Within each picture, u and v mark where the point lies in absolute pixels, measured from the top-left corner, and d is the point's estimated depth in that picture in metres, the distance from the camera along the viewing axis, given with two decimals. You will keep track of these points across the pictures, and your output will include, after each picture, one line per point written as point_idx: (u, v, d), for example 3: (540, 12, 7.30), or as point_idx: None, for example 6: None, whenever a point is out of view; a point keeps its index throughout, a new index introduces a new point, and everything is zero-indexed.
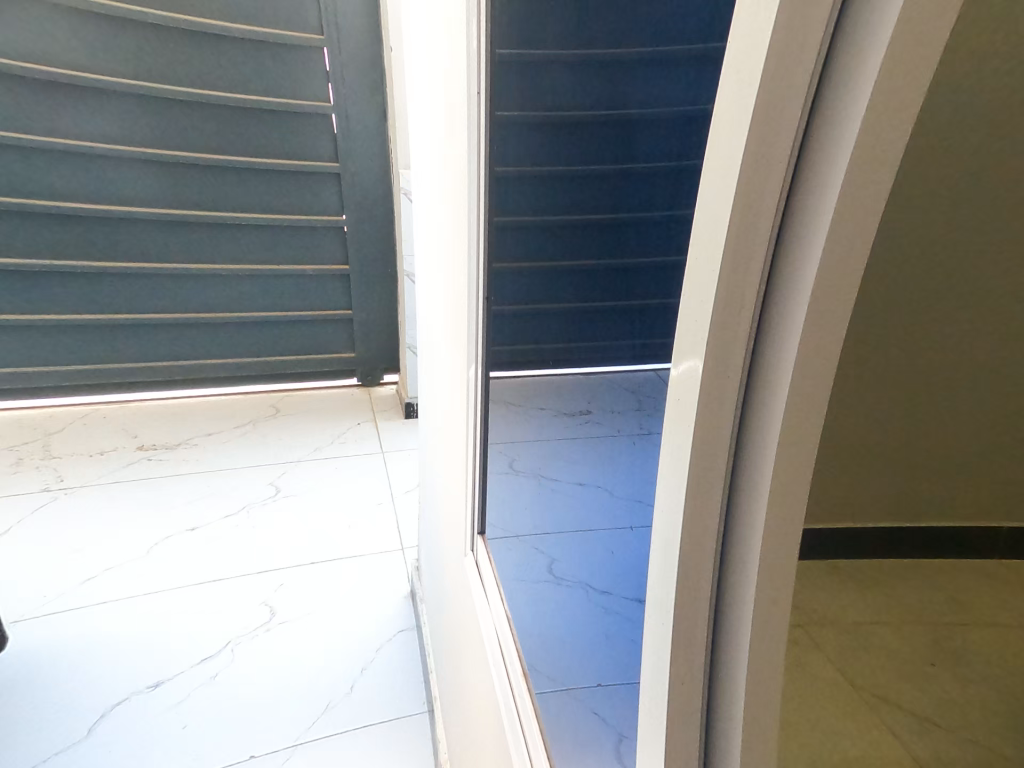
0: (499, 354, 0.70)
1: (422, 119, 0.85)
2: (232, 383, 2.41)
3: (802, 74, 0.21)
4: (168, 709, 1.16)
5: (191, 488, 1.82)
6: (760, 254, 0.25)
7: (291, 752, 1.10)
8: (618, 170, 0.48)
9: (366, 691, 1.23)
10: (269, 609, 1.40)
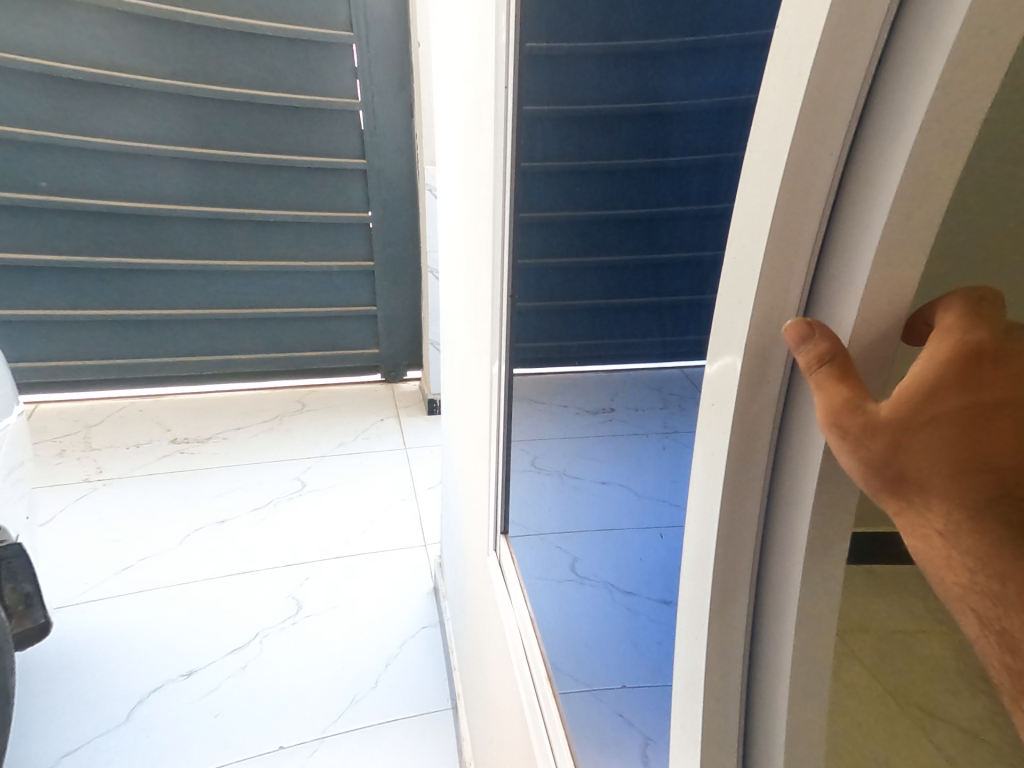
0: (524, 349, 0.64)
1: (447, 118, 0.85)
2: (261, 377, 2.48)
3: (856, 66, 0.21)
4: (201, 697, 1.20)
5: (221, 482, 1.88)
6: (804, 250, 0.24)
7: (317, 745, 1.13)
8: (651, 165, 0.48)
9: (390, 685, 1.25)
10: (295, 602, 1.44)
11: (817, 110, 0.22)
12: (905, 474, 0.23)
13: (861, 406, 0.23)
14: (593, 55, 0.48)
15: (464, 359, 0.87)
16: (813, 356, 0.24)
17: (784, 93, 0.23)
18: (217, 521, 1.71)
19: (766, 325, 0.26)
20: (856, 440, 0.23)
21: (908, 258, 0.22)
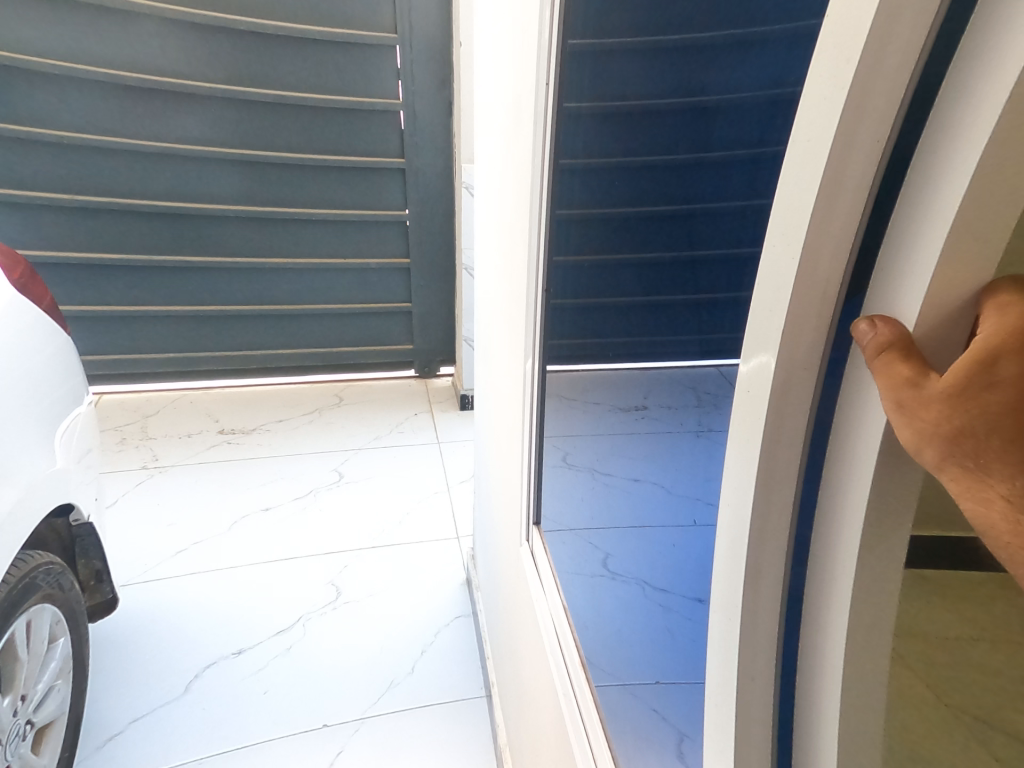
0: (557, 349, 0.71)
1: (488, 113, 0.85)
2: (300, 372, 2.55)
3: (909, 45, 0.21)
4: (249, 675, 1.25)
5: (264, 471, 1.95)
6: (847, 239, 0.24)
7: (358, 725, 1.16)
8: (691, 158, 0.46)
9: (428, 668, 1.28)
10: (335, 588, 1.48)
11: (869, 92, 0.21)
12: (963, 440, 0.22)
13: (915, 379, 0.23)
14: (634, 52, 0.51)
15: (499, 352, 0.88)
16: (876, 343, 0.24)
17: (836, 76, 0.22)
18: (262, 508, 1.77)
19: (804, 318, 0.26)
20: (908, 412, 0.23)
21: (978, 245, 0.21)
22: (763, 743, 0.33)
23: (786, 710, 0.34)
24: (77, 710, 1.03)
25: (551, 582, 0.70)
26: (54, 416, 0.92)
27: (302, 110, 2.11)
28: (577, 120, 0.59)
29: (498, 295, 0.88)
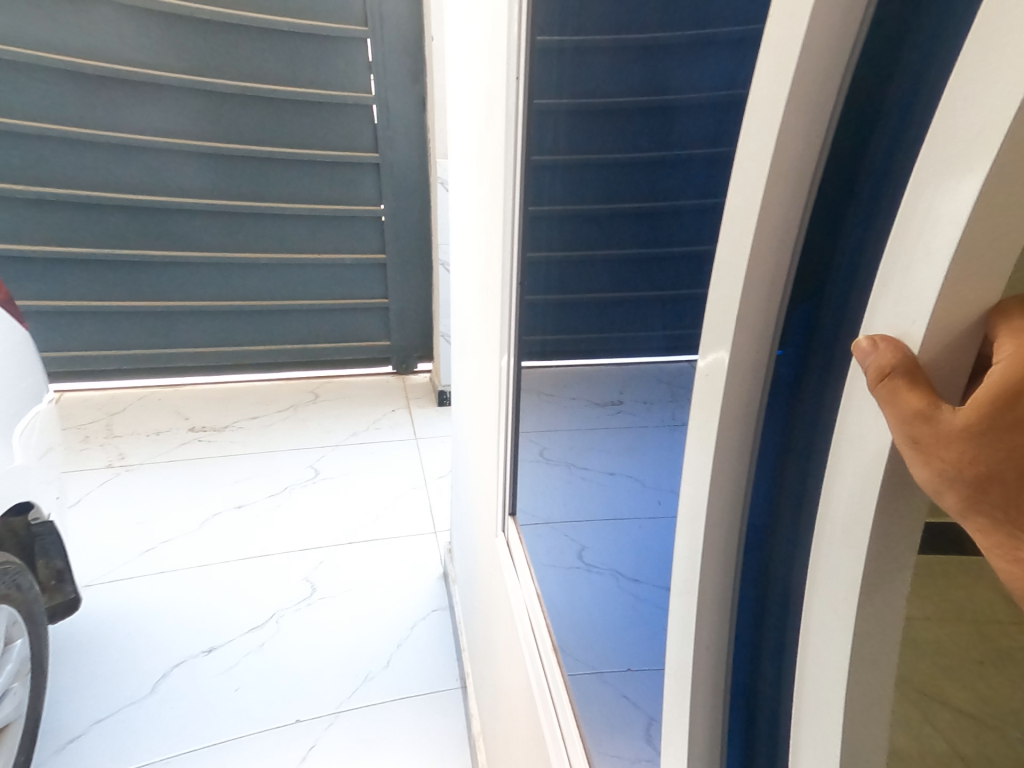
0: (531, 344, 0.75)
1: (460, 106, 0.85)
2: (274, 369, 2.51)
3: (838, 51, 0.22)
4: (222, 672, 1.24)
5: (236, 468, 1.92)
6: (792, 232, 0.26)
7: (331, 719, 1.16)
8: (653, 156, 0.47)
9: (403, 663, 1.28)
10: (310, 585, 1.47)
11: (808, 91, 0.23)
12: (989, 487, 0.18)
13: (928, 411, 0.19)
14: (603, 49, 0.52)
15: (475, 346, 0.88)
16: (877, 366, 0.20)
17: (782, 74, 0.23)
18: (234, 506, 1.74)
19: (754, 314, 0.27)
20: (923, 452, 0.19)
21: (994, 253, 0.18)
22: (713, 718, 0.35)
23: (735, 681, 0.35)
24: (36, 711, 1.01)
25: (524, 567, 0.76)
26: (13, 413, 0.90)
27: (275, 103, 2.07)
28: (546, 117, 0.62)
29: (472, 289, 0.87)
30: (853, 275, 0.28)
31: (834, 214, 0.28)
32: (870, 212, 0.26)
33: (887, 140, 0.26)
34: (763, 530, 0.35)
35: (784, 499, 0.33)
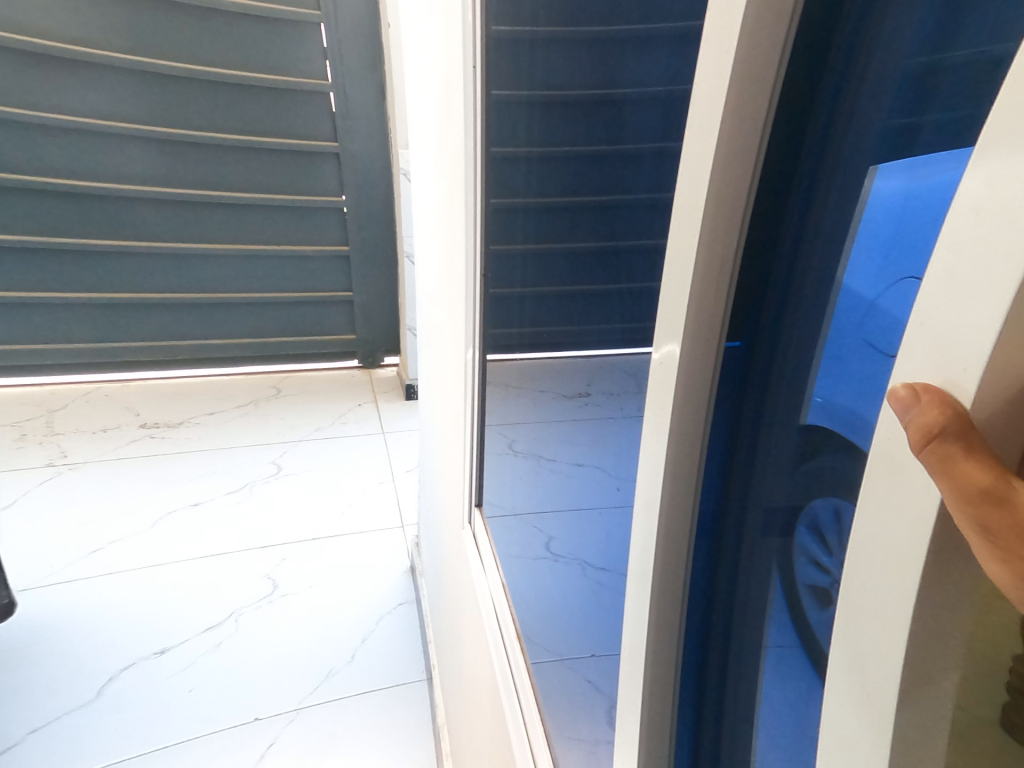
0: (497, 338, 0.76)
1: (418, 101, 0.87)
2: (236, 364, 2.57)
3: (774, 45, 0.23)
4: (177, 673, 1.24)
5: (193, 467, 1.91)
6: (738, 223, 0.26)
7: (292, 715, 1.17)
8: (610, 148, 0.47)
9: (367, 660, 1.30)
10: (272, 582, 1.48)
11: (749, 84, 0.24)
12: None
13: (995, 489, 0.16)
14: (558, 41, 0.52)
15: (439, 338, 0.89)
16: (921, 426, 0.17)
17: (721, 70, 0.24)
18: (190, 504, 1.74)
19: (706, 306, 0.28)
20: (993, 542, 0.16)
21: None
22: (665, 701, 0.36)
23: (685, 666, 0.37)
24: None
25: (490, 560, 0.77)
26: None
27: (221, 88, 2.12)
28: (503, 109, 0.63)
29: (437, 281, 0.88)
30: (793, 269, 0.30)
31: (774, 208, 0.29)
32: (806, 207, 0.28)
33: (820, 135, 0.27)
34: (712, 519, 0.36)
35: (733, 486, 0.34)
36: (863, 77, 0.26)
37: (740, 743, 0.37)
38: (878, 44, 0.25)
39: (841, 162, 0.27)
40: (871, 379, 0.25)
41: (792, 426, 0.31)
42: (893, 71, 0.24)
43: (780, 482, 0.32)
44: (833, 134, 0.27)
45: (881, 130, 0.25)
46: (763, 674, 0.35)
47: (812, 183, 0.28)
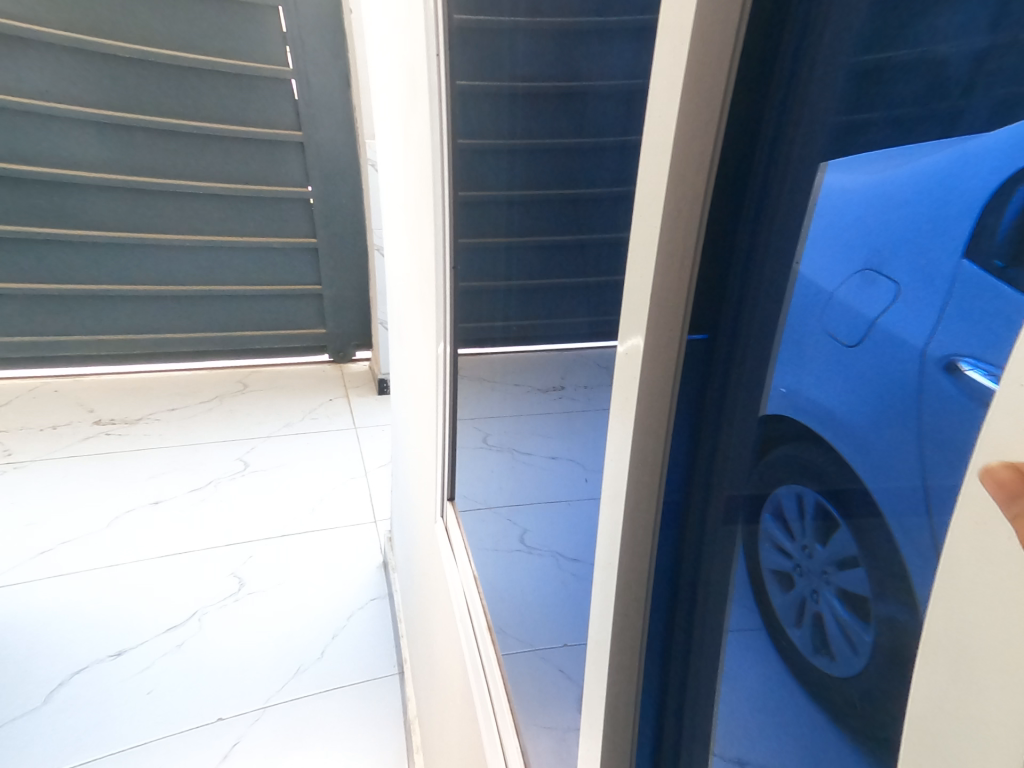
0: (467, 332, 0.76)
1: (387, 166, 1.01)
2: (202, 360, 3.11)
3: (726, 40, 0.23)
4: (136, 673, 1.47)
5: (152, 465, 2.29)
6: (697, 216, 0.26)
7: (259, 713, 1.39)
8: (573, 144, 0.49)
9: (332, 657, 1.54)
10: (235, 584, 1.75)
11: (703, 79, 0.24)
12: None
13: None
14: (524, 32, 0.53)
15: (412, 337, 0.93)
16: None
17: (676, 60, 0.24)
18: (151, 502, 2.08)
19: (668, 299, 0.28)
20: None
21: None
22: (631, 689, 0.37)
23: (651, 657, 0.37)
24: None
25: (462, 551, 0.80)
26: None
27: None
28: (469, 99, 0.62)
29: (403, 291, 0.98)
30: (753, 257, 0.29)
31: (733, 200, 0.28)
32: (764, 199, 0.27)
33: (773, 129, 0.26)
34: (675, 512, 0.35)
35: (696, 479, 0.34)
36: (814, 72, 0.25)
37: (700, 726, 0.37)
38: (827, 40, 0.24)
39: (795, 158, 0.26)
40: (831, 368, 0.26)
41: (751, 414, 0.31)
42: (837, 71, 0.24)
43: (742, 471, 0.32)
44: (789, 127, 0.26)
45: (829, 127, 0.25)
46: (725, 661, 0.35)
47: (768, 178, 0.27)
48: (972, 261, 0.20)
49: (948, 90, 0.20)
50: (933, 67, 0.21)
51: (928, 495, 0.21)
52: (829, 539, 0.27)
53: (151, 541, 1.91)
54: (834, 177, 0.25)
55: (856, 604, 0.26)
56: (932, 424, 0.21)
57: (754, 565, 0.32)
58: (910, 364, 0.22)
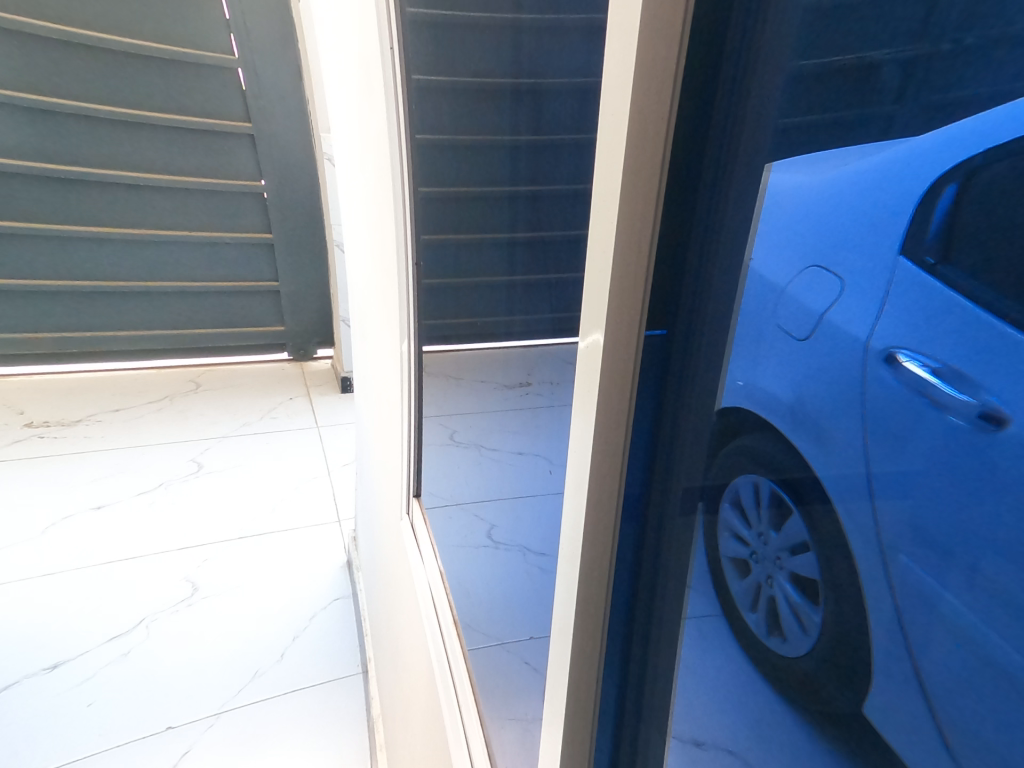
0: (431, 329, 0.76)
1: (343, 157, 1.01)
2: (148, 358, 3.01)
3: (671, 42, 0.23)
4: (75, 686, 1.41)
5: (96, 468, 2.20)
6: (652, 211, 0.26)
7: (212, 721, 1.36)
8: (531, 141, 0.50)
9: (294, 657, 1.52)
10: (190, 585, 1.71)
11: (652, 82, 0.24)
12: None
13: None
14: (479, 26, 0.52)
15: (372, 330, 0.94)
16: None
17: (624, 60, 0.24)
18: (95, 506, 2.00)
19: (626, 295, 0.28)
20: None
21: None
22: (591, 677, 0.37)
23: (613, 651, 0.37)
24: None
25: (428, 549, 0.79)
26: None
27: None
28: (424, 93, 0.62)
29: (363, 286, 0.99)
30: (707, 249, 0.27)
31: (685, 195, 0.27)
32: (716, 197, 0.26)
33: (725, 127, 0.25)
34: (636, 509, 0.34)
35: (656, 477, 0.32)
36: (761, 70, 0.24)
37: (657, 721, 0.37)
38: (771, 40, 0.23)
39: (742, 157, 0.25)
40: (785, 364, 0.25)
41: (707, 409, 0.29)
42: (780, 73, 0.23)
43: (699, 466, 0.30)
44: (739, 125, 0.25)
45: (775, 130, 0.24)
46: (680, 657, 0.34)
47: (719, 176, 0.26)
48: (907, 259, 0.20)
49: (880, 95, 0.20)
50: (865, 75, 0.20)
51: (872, 483, 0.21)
52: (783, 526, 0.26)
53: (101, 545, 1.83)
54: (781, 177, 0.24)
55: (810, 586, 0.26)
56: (873, 412, 0.21)
57: (712, 551, 0.31)
58: (850, 354, 0.22)
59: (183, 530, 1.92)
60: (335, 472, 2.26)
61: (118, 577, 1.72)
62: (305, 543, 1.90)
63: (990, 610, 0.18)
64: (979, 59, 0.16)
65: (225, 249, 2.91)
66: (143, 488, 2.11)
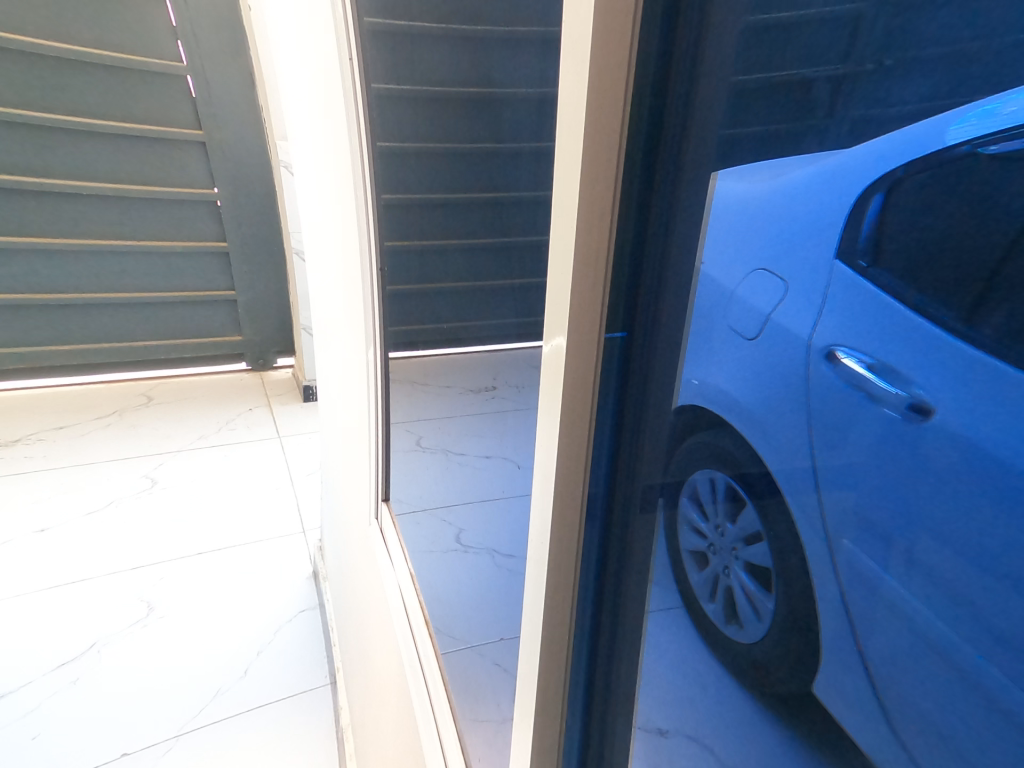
0: (396, 336, 0.75)
1: (299, 158, 1.00)
2: (94, 372, 2.86)
3: (619, 59, 0.24)
4: (18, 719, 1.32)
5: (40, 488, 2.07)
6: (608, 216, 0.27)
7: (171, 743, 1.30)
8: (490, 148, 0.51)
9: (259, 672, 1.47)
10: (146, 604, 1.63)
11: (604, 94, 0.25)
12: None
13: None
14: (432, 34, 0.53)
15: (336, 335, 0.92)
16: None
17: (580, 75, 0.25)
18: (38, 528, 1.88)
19: (586, 298, 0.28)
20: None
21: None
22: (558, 678, 0.38)
23: (582, 651, 0.37)
24: None
25: (398, 552, 0.79)
26: None
27: None
28: (383, 102, 0.63)
29: (324, 292, 0.97)
30: (664, 256, 0.28)
31: (640, 201, 0.27)
32: (671, 202, 0.27)
33: (677, 134, 0.25)
34: (601, 509, 0.34)
35: (619, 475, 0.33)
36: (704, 82, 0.24)
37: (621, 718, 0.38)
38: (712, 56, 0.23)
39: (690, 164, 0.26)
40: (737, 364, 0.26)
41: (664, 408, 0.30)
42: (720, 88, 0.24)
43: (657, 461, 0.31)
44: (687, 135, 0.25)
45: (719, 139, 0.25)
46: (645, 651, 0.35)
47: (673, 184, 0.26)
48: (843, 265, 0.22)
49: (815, 109, 0.21)
50: (798, 90, 0.21)
51: (818, 475, 0.23)
52: (738, 517, 0.28)
53: (47, 570, 1.72)
54: (727, 185, 0.25)
55: (761, 573, 0.29)
56: (816, 402, 0.23)
57: (672, 543, 0.32)
58: (794, 354, 0.24)
59: (135, 549, 1.82)
60: (298, 482, 2.20)
61: (64, 603, 1.61)
62: (268, 556, 1.83)
63: (925, 587, 0.20)
64: (899, 76, 0.18)
65: (177, 256, 2.80)
66: (90, 508, 1.99)
